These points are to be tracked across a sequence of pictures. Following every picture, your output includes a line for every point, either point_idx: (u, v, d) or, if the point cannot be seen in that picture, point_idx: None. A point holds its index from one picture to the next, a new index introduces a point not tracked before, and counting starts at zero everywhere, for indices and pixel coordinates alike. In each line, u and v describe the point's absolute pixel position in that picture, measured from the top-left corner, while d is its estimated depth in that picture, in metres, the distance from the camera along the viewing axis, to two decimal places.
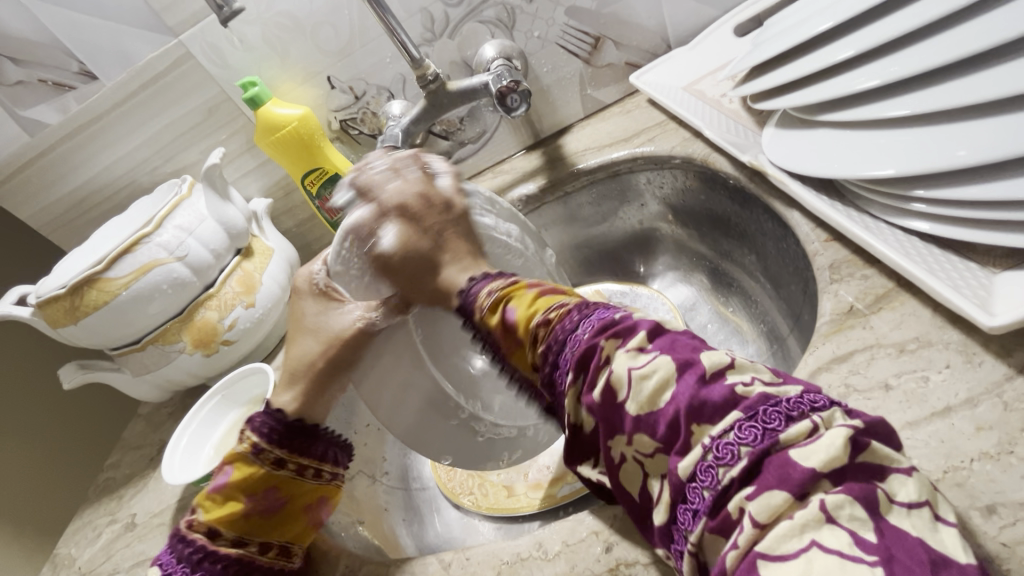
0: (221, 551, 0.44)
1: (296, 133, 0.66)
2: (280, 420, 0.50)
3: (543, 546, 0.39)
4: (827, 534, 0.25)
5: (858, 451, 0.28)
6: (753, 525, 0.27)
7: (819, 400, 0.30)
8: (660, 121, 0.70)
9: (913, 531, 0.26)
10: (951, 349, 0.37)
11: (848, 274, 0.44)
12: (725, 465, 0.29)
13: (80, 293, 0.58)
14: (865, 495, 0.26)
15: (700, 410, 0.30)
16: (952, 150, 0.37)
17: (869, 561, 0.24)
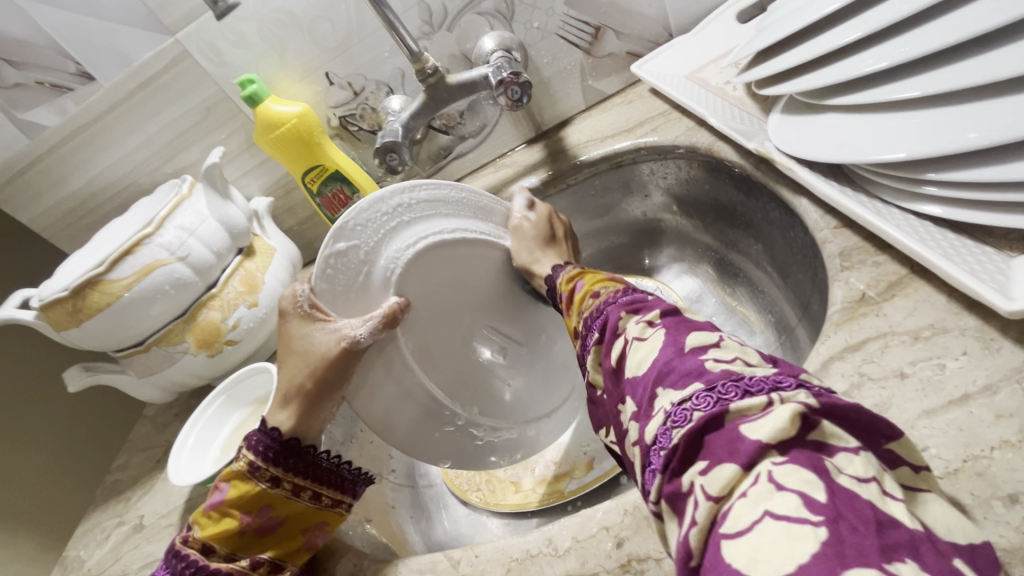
0: (211, 567, 0.43)
1: (295, 130, 0.66)
2: (279, 441, 0.47)
3: (553, 542, 0.38)
4: (777, 501, 0.24)
5: (809, 426, 0.26)
6: (707, 498, 0.27)
7: (784, 380, 0.30)
8: (663, 111, 0.69)
9: (863, 494, 0.24)
10: (967, 336, 0.37)
11: (860, 261, 0.43)
12: (678, 426, 0.30)
13: (82, 295, 0.58)
14: (811, 461, 0.25)
15: (665, 375, 0.33)
16: (964, 132, 0.36)
17: (815, 521, 0.23)
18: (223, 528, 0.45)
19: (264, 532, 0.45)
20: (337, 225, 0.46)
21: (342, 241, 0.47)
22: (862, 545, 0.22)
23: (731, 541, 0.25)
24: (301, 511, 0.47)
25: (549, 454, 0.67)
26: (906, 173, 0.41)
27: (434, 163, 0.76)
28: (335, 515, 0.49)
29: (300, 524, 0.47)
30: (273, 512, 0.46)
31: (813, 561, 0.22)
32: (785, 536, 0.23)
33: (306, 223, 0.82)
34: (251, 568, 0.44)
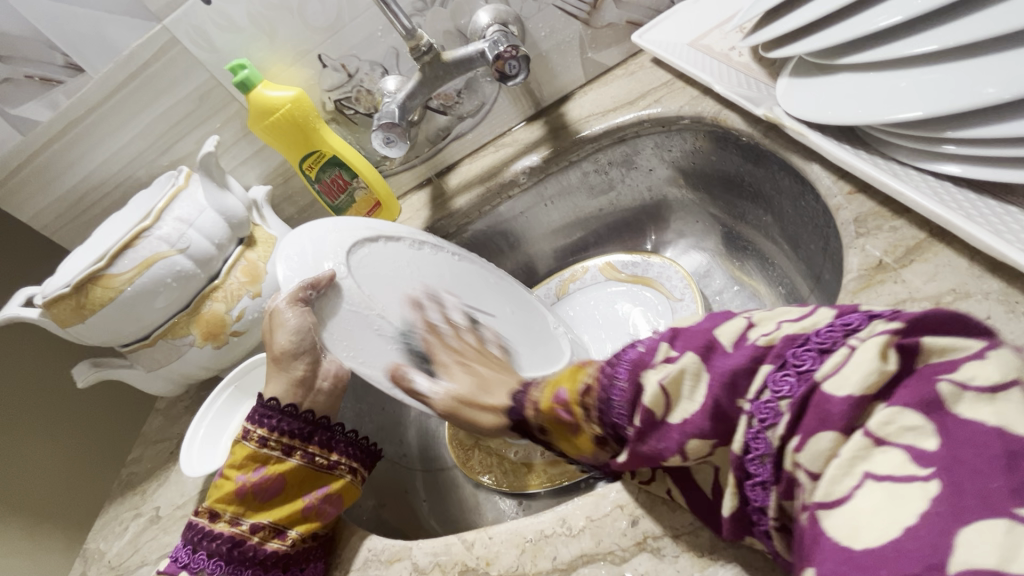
0: (216, 531, 0.44)
1: (290, 116, 0.64)
2: (265, 405, 0.49)
3: (567, 522, 0.38)
4: (879, 461, 0.25)
5: (907, 354, 0.27)
6: (811, 477, 0.28)
7: (854, 320, 0.30)
8: (667, 81, 0.66)
9: (992, 421, 0.24)
10: (991, 299, 0.35)
11: (876, 227, 0.41)
12: (771, 425, 0.30)
13: (84, 291, 0.57)
14: (918, 396, 0.26)
15: (734, 386, 0.32)
16: (982, 88, 0.35)
17: (924, 477, 0.24)
18: (223, 492, 0.46)
19: (264, 495, 0.46)
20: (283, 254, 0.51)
21: (289, 248, 0.52)
22: (984, 491, 0.23)
23: (830, 512, 0.26)
24: (299, 473, 0.47)
25: None
26: (922, 132, 0.39)
27: (433, 145, 0.74)
28: (336, 480, 0.49)
29: (300, 488, 0.47)
30: (271, 474, 0.46)
31: (921, 525, 0.23)
32: (892, 499, 0.24)
33: (306, 211, 0.82)
34: (251, 531, 0.44)
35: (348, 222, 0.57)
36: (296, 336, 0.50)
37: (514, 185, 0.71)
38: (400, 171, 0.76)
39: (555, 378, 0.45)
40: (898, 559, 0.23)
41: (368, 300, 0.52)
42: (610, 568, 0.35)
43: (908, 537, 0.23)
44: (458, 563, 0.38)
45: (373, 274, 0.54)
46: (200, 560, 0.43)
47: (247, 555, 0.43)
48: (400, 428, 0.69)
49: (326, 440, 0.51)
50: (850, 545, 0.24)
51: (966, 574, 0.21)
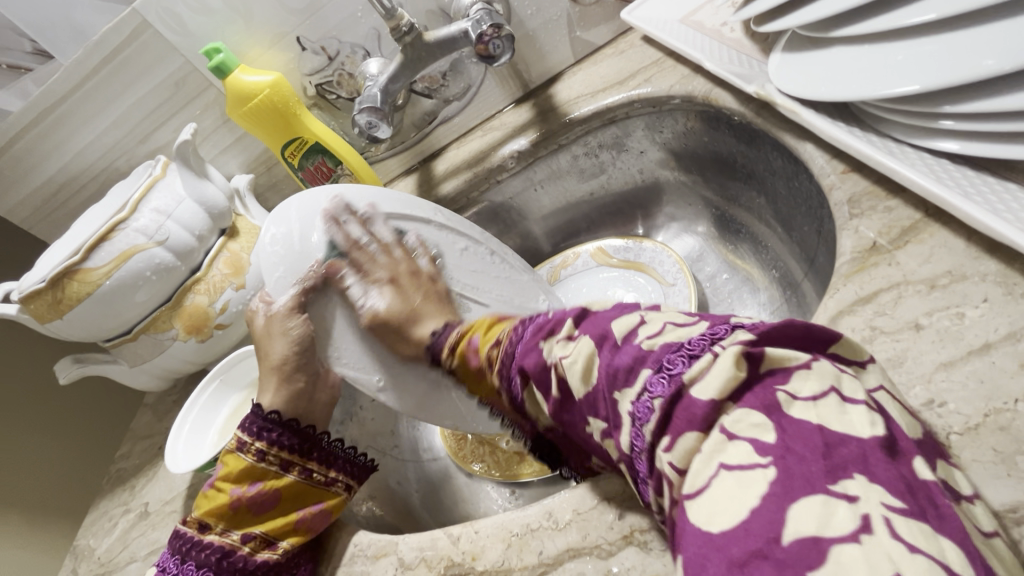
0: (206, 541, 0.42)
1: (269, 102, 0.62)
2: (264, 418, 0.48)
3: (553, 516, 0.37)
4: (730, 452, 0.25)
5: (756, 362, 0.27)
6: (676, 473, 0.27)
7: (721, 329, 0.29)
8: (657, 59, 0.64)
9: (813, 417, 0.25)
10: (988, 281, 0.34)
11: (870, 207, 0.40)
12: (643, 421, 0.29)
13: (61, 285, 0.56)
14: (762, 400, 0.26)
15: (615, 379, 0.32)
16: (981, 59, 0.33)
17: (763, 464, 0.24)
18: (216, 504, 0.44)
19: (259, 509, 0.44)
20: (272, 212, 0.51)
21: (273, 227, 0.50)
22: (807, 474, 0.23)
23: (694, 501, 0.25)
24: (296, 488, 0.46)
25: None
26: (919, 107, 0.37)
27: (419, 131, 0.72)
28: (332, 496, 0.47)
29: (295, 501, 0.45)
30: (267, 489, 0.45)
31: (763, 504, 0.23)
32: (738, 485, 0.24)
33: None
34: (242, 541, 0.42)
35: (351, 194, 0.53)
36: (295, 346, 0.49)
37: (503, 169, 0.69)
38: (386, 157, 0.74)
39: (473, 325, 0.48)
40: (744, 538, 0.22)
41: (353, 294, 0.50)
42: (596, 562, 0.34)
43: (753, 517, 0.23)
44: (444, 558, 0.38)
45: (366, 261, 0.51)
46: (189, 571, 0.41)
47: (236, 565, 0.41)
48: (392, 420, 0.68)
49: (324, 457, 0.49)
50: (709, 529, 0.24)
51: (798, 543, 0.21)
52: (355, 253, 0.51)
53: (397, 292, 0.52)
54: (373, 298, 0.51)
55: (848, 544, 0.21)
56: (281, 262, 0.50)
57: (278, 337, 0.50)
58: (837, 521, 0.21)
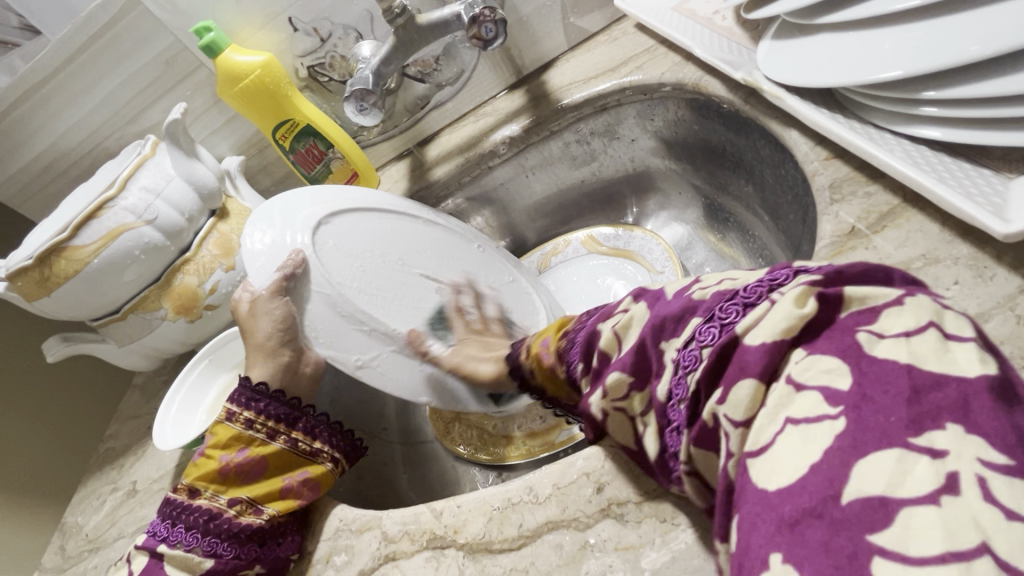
0: (194, 505, 0.42)
1: (260, 82, 0.62)
2: (253, 389, 0.48)
3: (533, 490, 0.37)
4: (797, 404, 0.25)
5: (830, 304, 0.27)
6: (734, 424, 0.27)
7: (780, 276, 0.30)
8: (650, 47, 0.64)
9: (902, 360, 0.24)
10: (961, 264, 0.35)
11: (851, 192, 0.41)
12: (692, 371, 0.30)
13: (49, 263, 0.55)
14: (840, 344, 0.25)
15: (662, 329, 0.34)
16: (963, 45, 0.34)
17: (833, 415, 0.23)
18: (204, 469, 0.44)
19: (245, 476, 0.44)
20: (252, 214, 0.51)
21: (253, 229, 0.50)
22: (884, 425, 0.22)
23: (755, 459, 0.25)
24: (282, 456, 0.46)
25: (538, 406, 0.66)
26: (901, 93, 0.38)
27: (411, 115, 0.70)
28: (317, 465, 0.47)
29: (281, 469, 0.46)
30: (254, 455, 0.45)
31: (825, 460, 0.22)
32: (802, 441, 0.24)
33: (282, 183, 0.80)
34: (228, 505, 0.43)
35: (329, 192, 0.54)
36: (281, 326, 0.48)
37: (494, 155, 0.70)
38: (377, 142, 0.74)
39: (546, 328, 0.49)
40: (800, 497, 0.22)
41: (330, 277, 0.50)
42: (574, 534, 0.35)
43: (812, 474, 0.23)
44: (426, 532, 0.38)
45: (341, 247, 0.52)
46: (178, 533, 0.41)
47: (223, 528, 0.41)
48: (381, 402, 0.69)
49: (310, 428, 0.49)
50: (766, 488, 0.24)
51: (860, 504, 0.21)
52: (331, 240, 0.51)
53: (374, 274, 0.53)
54: (351, 278, 0.51)
55: (920, 507, 0.20)
56: (263, 253, 0.49)
57: (264, 316, 0.48)
58: (912, 480, 0.21)
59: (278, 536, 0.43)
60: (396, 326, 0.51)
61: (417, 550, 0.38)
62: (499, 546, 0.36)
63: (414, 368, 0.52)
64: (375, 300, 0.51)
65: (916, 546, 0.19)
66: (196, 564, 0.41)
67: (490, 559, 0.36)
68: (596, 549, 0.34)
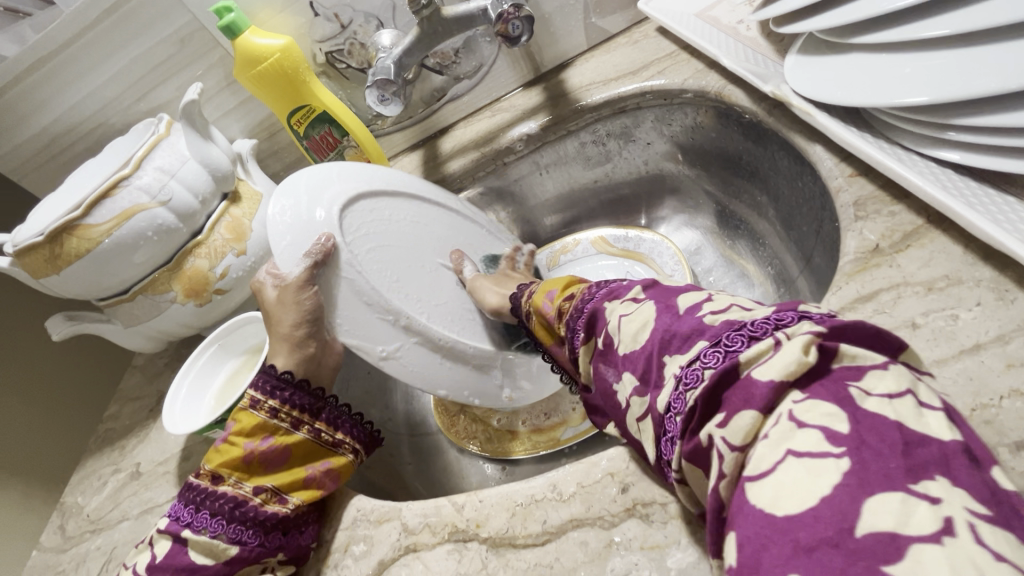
0: (219, 492, 0.43)
1: (278, 66, 0.61)
2: (278, 377, 0.48)
3: (558, 488, 0.38)
4: (800, 438, 0.26)
5: (827, 356, 0.28)
6: (732, 449, 0.29)
7: (787, 316, 0.31)
8: (672, 52, 0.65)
9: (891, 415, 0.26)
10: (982, 286, 0.36)
11: (875, 211, 0.42)
12: (692, 388, 0.31)
13: (59, 241, 0.54)
14: (835, 394, 0.27)
15: (669, 343, 0.35)
16: (989, 77, 0.35)
17: (837, 453, 0.25)
18: (228, 456, 0.44)
19: (270, 465, 0.45)
20: (280, 184, 0.50)
21: (281, 198, 0.50)
22: (885, 469, 0.24)
23: (757, 484, 0.27)
24: (306, 446, 0.47)
25: (544, 403, 0.67)
26: (929, 118, 0.39)
27: (428, 106, 0.71)
28: (338, 456, 0.48)
29: (305, 459, 0.46)
30: (279, 444, 0.45)
31: (837, 493, 0.24)
32: (807, 472, 0.25)
33: (292, 168, 0.79)
34: (254, 493, 0.43)
35: (359, 172, 0.54)
36: (309, 316, 0.48)
37: (510, 152, 0.70)
38: (391, 131, 0.73)
39: (552, 280, 0.50)
40: (816, 525, 0.23)
41: (356, 262, 0.50)
42: (599, 532, 0.36)
43: (824, 504, 0.24)
44: (448, 525, 0.39)
45: (367, 230, 0.52)
46: (203, 519, 0.41)
47: (248, 515, 0.42)
48: (387, 393, 0.70)
49: (332, 418, 0.50)
50: (773, 512, 0.25)
51: (873, 537, 0.22)
52: (358, 225, 0.52)
53: (396, 260, 0.53)
54: (375, 263, 0.51)
55: (928, 544, 0.21)
56: (288, 233, 0.49)
57: (291, 306, 0.48)
58: (916, 520, 0.22)
59: (300, 525, 0.43)
60: (420, 319, 0.52)
61: (439, 542, 0.39)
62: (522, 541, 0.37)
63: (435, 361, 0.53)
64: (397, 288, 0.52)
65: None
66: (220, 550, 0.41)
67: (514, 554, 0.37)
68: (620, 548, 0.35)
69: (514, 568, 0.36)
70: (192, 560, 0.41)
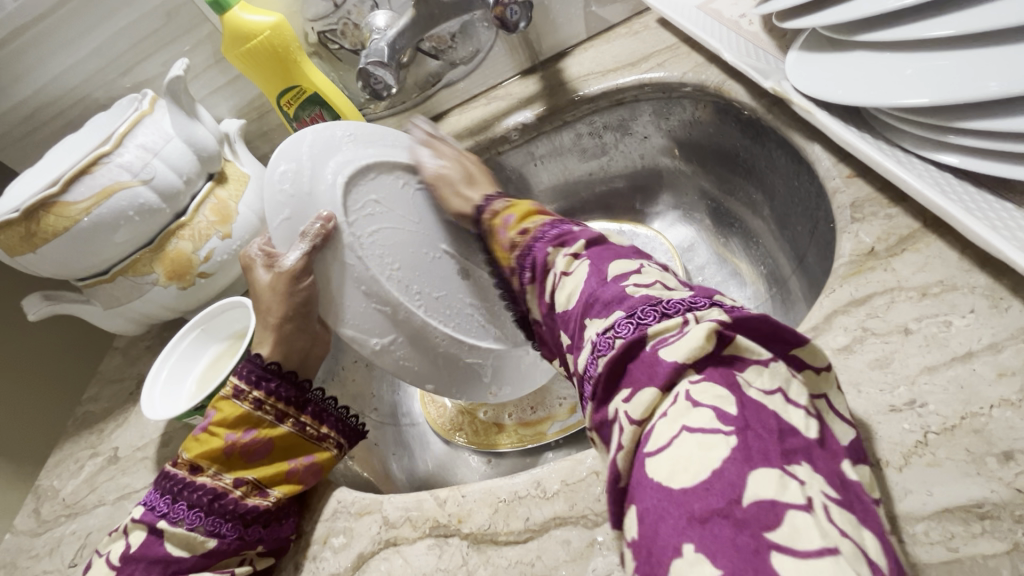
0: (198, 483, 0.42)
1: (269, 44, 0.59)
2: (264, 368, 0.47)
3: (541, 485, 0.38)
4: (693, 416, 0.27)
5: (723, 343, 0.29)
6: (633, 422, 0.30)
7: (700, 301, 0.32)
8: (672, 45, 0.64)
9: (768, 405, 0.27)
10: (977, 293, 0.36)
11: (871, 213, 0.41)
12: (603, 355, 0.33)
13: (35, 218, 0.52)
14: (725, 379, 0.28)
15: (590, 307, 0.37)
16: (986, 81, 0.34)
17: (726, 431, 0.26)
18: (209, 446, 0.43)
19: (252, 457, 0.44)
20: (280, 146, 0.46)
21: (283, 161, 0.46)
22: (764, 450, 0.25)
23: (653, 459, 0.27)
24: (289, 439, 0.46)
25: (531, 397, 0.67)
26: (931, 120, 0.38)
27: (422, 91, 0.69)
28: (323, 451, 0.47)
29: (288, 452, 0.45)
30: (262, 437, 0.44)
31: (726, 466, 0.25)
32: (699, 447, 0.26)
33: None
34: (234, 485, 0.42)
35: (368, 143, 0.52)
36: (300, 305, 0.48)
37: (505, 141, 0.68)
38: (384, 116, 0.72)
39: (516, 205, 0.51)
40: (707, 496, 0.24)
41: (358, 247, 0.48)
42: (581, 531, 0.36)
43: (716, 478, 0.24)
44: (429, 519, 0.39)
45: (373, 210, 0.50)
46: (180, 510, 0.40)
47: (227, 508, 0.41)
48: (372, 382, 0.69)
49: (318, 412, 0.49)
50: (670, 486, 0.26)
51: (756, 505, 0.23)
52: (363, 202, 0.50)
53: (398, 246, 0.51)
54: (377, 248, 0.50)
55: (800, 512, 0.23)
56: (288, 205, 0.45)
57: (282, 296, 0.48)
58: (791, 493, 0.23)
59: (280, 518, 0.43)
60: (419, 312, 0.51)
61: (420, 537, 0.38)
62: (504, 538, 0.37)
63: (426, 354, 0.52)
64: (396, 277, 0.50)
65: (803, 542, 0.22)
66: (197, 543, 0.40)
67: (495, 550, 0.36)
68: (603, 547, 0.35)
69: (495, 565, 0.36)
70: (167, 551, 0.40)
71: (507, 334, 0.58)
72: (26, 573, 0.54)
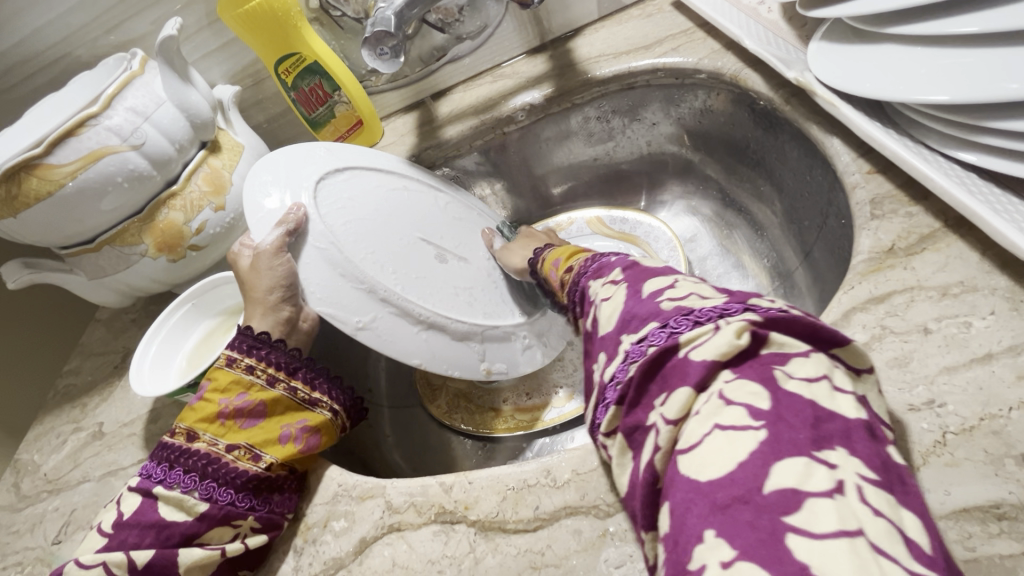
0: (194, 449, 0.41)
1: (268, 8, 0.56)
2: (255, 336, 0.46)
3: (552, 474, 0.38)
4: (726, 414, 0.27)
5: (757, 343, 0.29)
6: (667, 423, 0.29)
7: (732, 306, 0.31)
8: (687, 29, 0.62)
9: (807, 394, 0.27)
10: (997, 295, 0.36)
11: (891, 211, 0.41)
12: (635, 362, 0.33)
13: (17, 180, 0.49)
14: (761, 375, 0.28)
15: (628, 323, 0.36)
16: (1004, 83, 0.34)
17: (756, 426, 0.26)
18: (203, 413, 0.42)
19: (246, 422, 0.42)
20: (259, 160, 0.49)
21: (264, 173, 0.49)
22: (795, 440, 0.25)
23: (686, 456, 0.27)
24: (283, 403, 0.44)
25: (527, 382, 0.66)
26: (961, 118, 0.37)
27: (426, 65, 0.67)
28: (316, 415, 0.46)
29: (281, 416, 0.44)
30: (254, 400, 0.43)
31: (753, 457, 0.25)
32: (728, 441, 0.26)
33: (276, 121, 0.74)
34: (227, 450, 0.41)
35: (347, 152, 0.54)
36: (284, 282, 0.46)
37: (511, 121, 0.67)
38: (385, 90, 0.69)
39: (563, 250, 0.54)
40: (730, 485, 0.24)
41: (331, 233, 0.47)
42: (593, 521, 0.35)
43: (740, 468, 0.25)
44: (435, 505, 0.38)
45: (347, 202, 0.50)
46: (176, 476, 0.40)
47: (221, 472, 0.40)
48: (366, 363, 0.67)
49: (311, 378, 0.47)
50: (698, 478, 0.26)
51: (779, 493, 0.23)
52: (339, 199, 0.50)
53: (377, 232, 0.50)
54: (353, 235, 0.48)
55: (823, 498, 0.23)
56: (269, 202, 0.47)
57: (266, 272, 0.45)
58: (815, 480, 0.23)
59: (275, 490, 0.41)
60: (398, 287, 0.49)
61: (425, 523, 0.38)
62: (513, 526, 0.36)
63: (411, 332, 0.49)
64: (373, 258, 0.48)
65: (820, 525, 0.22)
66: (190, 506, 0.39)
67: (504, 538, 0.36)
68: (614, 538, 0.35)
69: (503, 553, 0.36)
70: (162, 515, 0.39)
71: (495, 312, 0.57)
72: (5, 549, 0.53)
